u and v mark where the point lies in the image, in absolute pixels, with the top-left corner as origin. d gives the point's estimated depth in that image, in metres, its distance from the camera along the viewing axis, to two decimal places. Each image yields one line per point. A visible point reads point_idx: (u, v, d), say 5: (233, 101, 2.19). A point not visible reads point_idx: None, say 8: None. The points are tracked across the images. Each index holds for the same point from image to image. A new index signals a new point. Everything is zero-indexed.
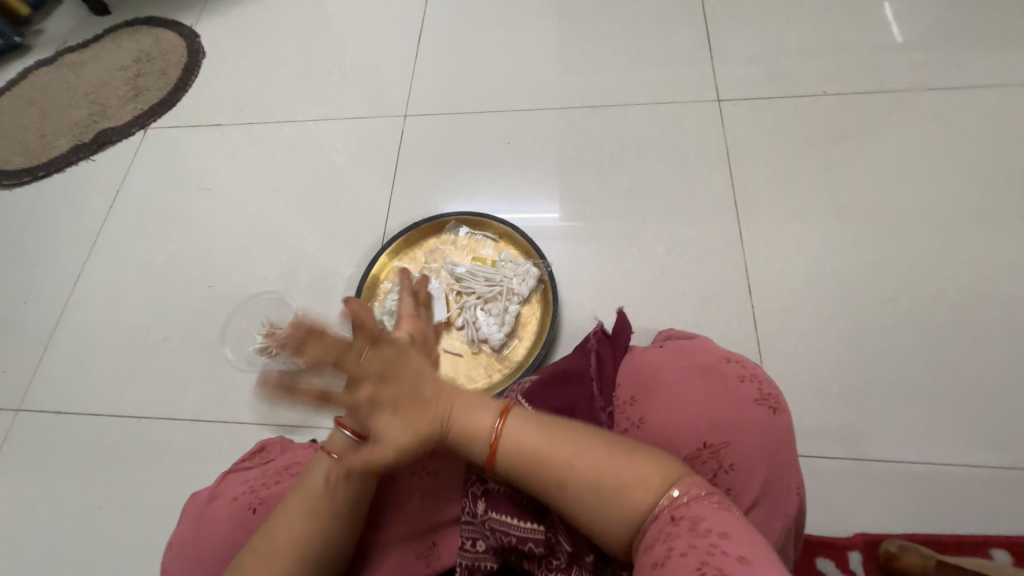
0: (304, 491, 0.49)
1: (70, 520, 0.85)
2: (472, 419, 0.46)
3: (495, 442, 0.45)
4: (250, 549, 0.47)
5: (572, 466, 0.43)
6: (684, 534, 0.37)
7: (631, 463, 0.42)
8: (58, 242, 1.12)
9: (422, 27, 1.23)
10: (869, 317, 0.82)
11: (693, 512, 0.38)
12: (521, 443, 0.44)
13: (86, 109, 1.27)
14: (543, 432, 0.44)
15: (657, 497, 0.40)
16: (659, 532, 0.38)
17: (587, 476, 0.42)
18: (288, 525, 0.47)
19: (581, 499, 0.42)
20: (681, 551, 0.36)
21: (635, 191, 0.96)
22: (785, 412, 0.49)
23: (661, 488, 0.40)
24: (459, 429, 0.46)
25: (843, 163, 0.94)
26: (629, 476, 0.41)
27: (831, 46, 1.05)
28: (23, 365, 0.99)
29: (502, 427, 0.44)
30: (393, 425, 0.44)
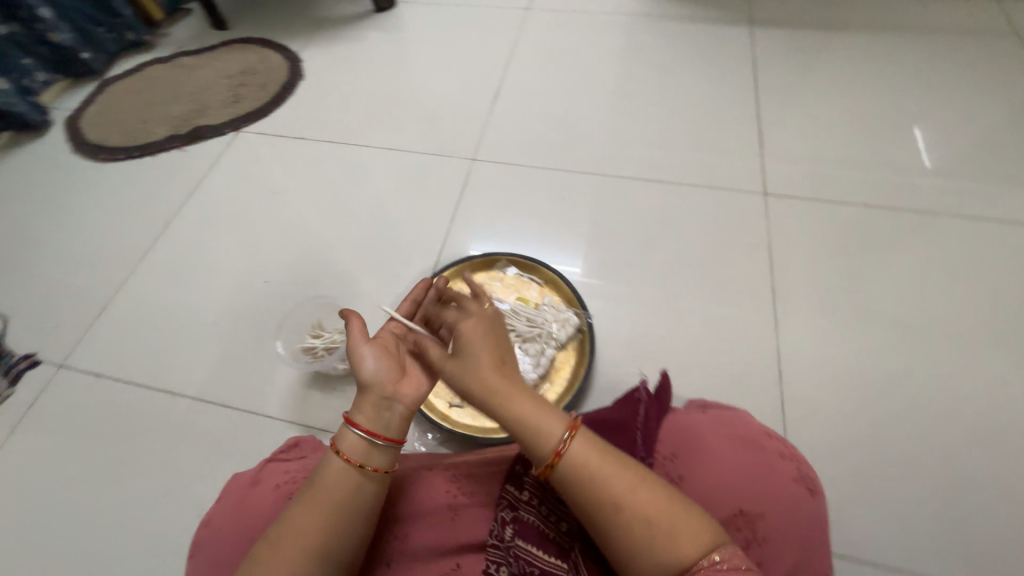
0: (312, 489, 0.52)
1: (87, 481, 0.87)
2: (545, 423, 0.50)
3: (560, 456, 0.49)
4: (260, 544, 0.49)
5: (624, 499, 0.46)
6: None
7: (681, 513, 0.45)
8: (136, 216, 1.22)
9: (500, 85, 1.36)
10: (893, 422, 0.84)
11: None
12: (584, 464, 0.48)
13: (188, 105, 1.41)
14: (603, 458, 0.48)
15: (700, 557, 0.42)
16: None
17: (638, 513, 0.45)
18: (296, 519, 0.49)
19: (625, 536, 0.45)
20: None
21: (677, 262, 1.02)
22: (819, 496, 0.51)
23: (704, 547, 0.43)
24: (525, 416, 0.51)
25: (876, 271, 0.99)
26: (677, 524, 0.44)
27: (873, 163, 1.14)
28: (78, 323, 1.05)
29: (571, 440, 0.49)
30: (379, 368, 0.56)
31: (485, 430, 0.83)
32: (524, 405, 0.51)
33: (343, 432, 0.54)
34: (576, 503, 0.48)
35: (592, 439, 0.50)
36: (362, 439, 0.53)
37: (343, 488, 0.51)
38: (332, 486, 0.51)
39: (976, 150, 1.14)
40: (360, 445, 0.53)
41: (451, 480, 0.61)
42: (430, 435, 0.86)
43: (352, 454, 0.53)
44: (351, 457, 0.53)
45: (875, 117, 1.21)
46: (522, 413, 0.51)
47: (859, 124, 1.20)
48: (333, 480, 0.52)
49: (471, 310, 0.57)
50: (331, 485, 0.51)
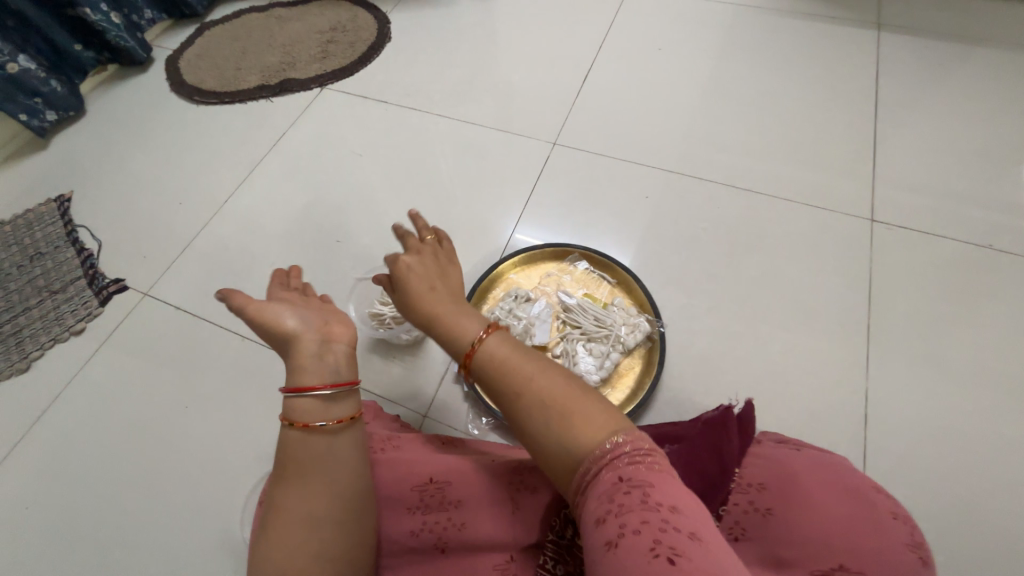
0: (283, 465, 0.51)
1: (161, 407, 0.92)
2: (462, 326, 0.50)
3: (473, 351, 0.48)
4: (259, 529, 0.50)
5: (530, 386, 0.44)
6: (636, 505, 0.36)
7: (581, 398, 0.43)
8: (222, 160, 1.26)
9: (590, 69, 1.30)
10: (990, 494, 0.75)
11: (644, 482, 0.37)
12: (493, 357, 0.47)
13: (279, 57, 1.43)
14: (513, 351, 0.47)
15: (603, 445, 0.40)
16: (610, 503, 0.37)
17: (538, 399, 0.43)
18: (281, 496, 0.50)
19: (529, 423, 0.43)
20: (632, 527, 0.35)
21: (762, 282, 0.95)
22: (938, 571, 0.43)
23: (609, 434, 0.41)
24: (447, 322, 0.51)
25: (994, 323, 0.89)
26: (580, 410, 0.42)
27: (1004, 202, 1.01)
28: (162, 256, 1.10)
29: (484, 338, 0.48)
30: (299, 319, 0.57)
31: None
32: (448, 314, 0.51)
33: (288, 398, 0.52)
34: (493, 397, 0.47)
35: (505, 336, 0.49)
36: (308, 399, 0.52)
37: (307, 451, 0.51)
38: (294, 453, 0.51)
39: None
40: (310, 406, 0.52)
41: (512, 471, 0.61)
42: (484, 419, 0.86)
43: (303, 418, 0.51)
44: (305, 422, 0.51)
45: (1016, 149, 1.07)
46: (444, 316, 0.51)
47: (993, 156, 1.07)
48: (298, 450, 0.51)
49: (410, 249, 0.59)
50: (297, 455, 0.51)
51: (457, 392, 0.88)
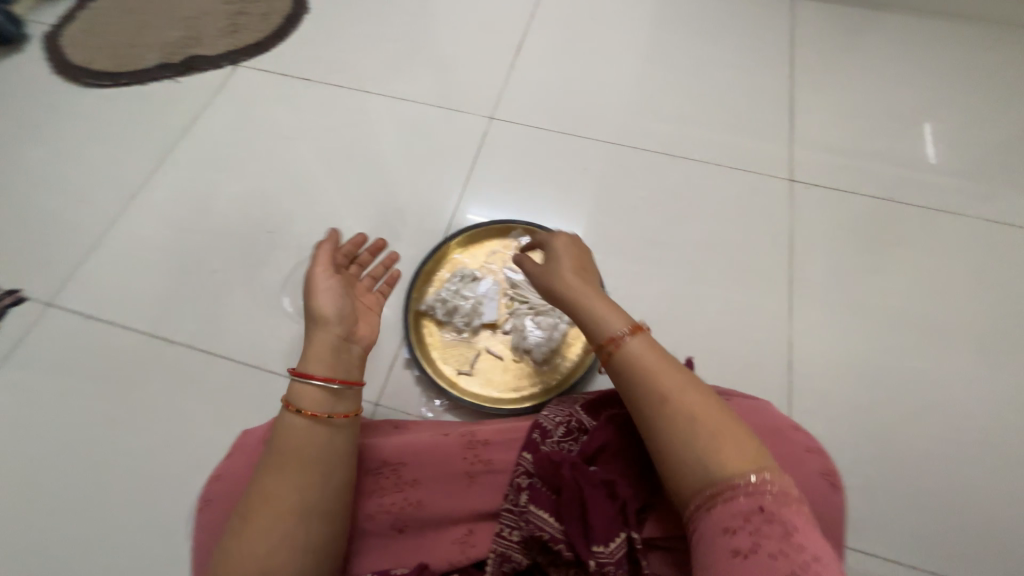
0: (275, 454, 0.53)
1: (82, 425, 0.84)
2: (613, 324, 0.55)
3: (619, 348, 0.53)
4: (235, 517, 0.50)
5: (674, 395, 0.49)
6: (773, 535, 0.40)
7: (727, 422, 0.47)
8: (126, 150, 1.13)
9: (523, 39, 1.27)
10: (894, 419, 0.85)
11: (786, 518, 0.41)
12: (643, 361, 0.52)
13: (182, 31, 1.29)
14: (659, 359, 0.52)
15: (746, 472, 0.44)
16: (748, 525, 0.41)
17: (683, 411, 0.48)
18: (267, 487, 0.51)
19: (671, 428, 0.49)
20: (770, 552, 0.39)
21: (697, 245, 1.00)
22: (842, 492, 0.51)
23: (750, 462, 0.45)
24: (593, 312, 0.57)
25: (896, 269, 0.98)
26: (724, 433, 0.47)
27: (902, 158, 1.11)
28: (65, 260, 0.99)
29: (631, 339, 0.53)
30: (329, 304, 0.60)
31: (493, 400, 0.83)
32: (595, 304, 0.58)
33: (300, 380, 0.55)
34: (625, 392, 0.53)
35: (651, 344, 0.54)
36: (317, 389, 0.55)
37: (304, 442, 0.53)
38: (290, 442, 0.53)
39: (1006, 153, 1.11)
40: (318, 397, 0.55)
41: (466, 446, 0.59)
42: (438, 401, 0.86)
43: (309, 405, 0.54)
44: (312, 410, 0.54)
45: (911, 109, 1.17)
46: (601, 316, 0.56)
47: (893, 115, 1.16)
48: (296, 441, 0.53)
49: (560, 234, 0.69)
50: (292, 444, 0.53)
51: (409, 377, 0.87)
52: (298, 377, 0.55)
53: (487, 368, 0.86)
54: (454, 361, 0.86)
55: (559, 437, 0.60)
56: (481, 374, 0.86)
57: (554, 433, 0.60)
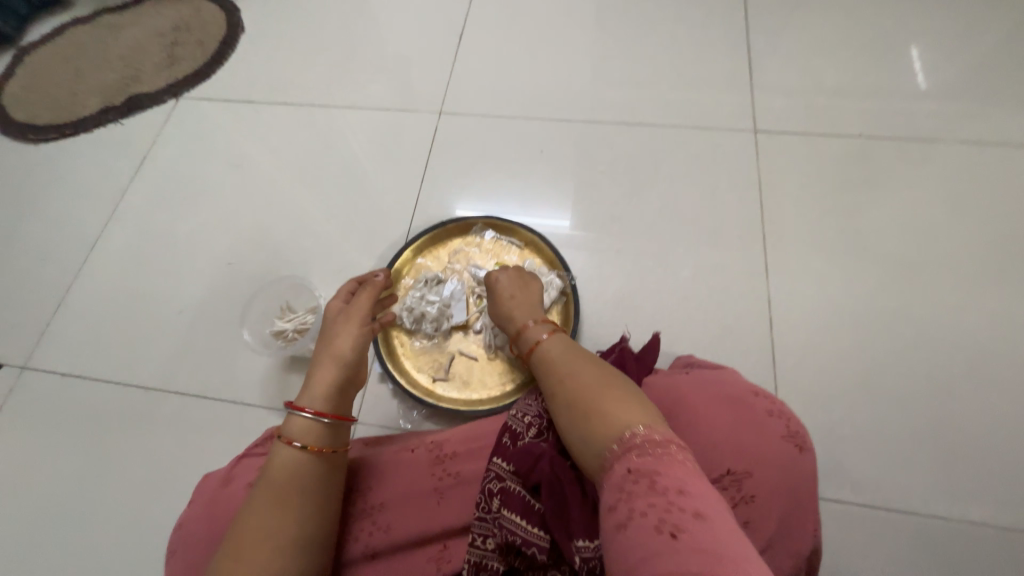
0: (269, 486, 0.51)
1: (68, 483, 0.84)
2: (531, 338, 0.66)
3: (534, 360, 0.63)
4: (221, 554, 0.47)
5: (569, 380, 0.55)
6: (642, 491, 0.39)
7: (613, 393, 0.50)
8: (79, 201, 1.12)
9: (465, 26, 1.23)
10: (885, 364, 0.82)
11: (653, 470, 0.40)
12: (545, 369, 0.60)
13: (119, 71, 1.27)
14: (558, 361, 0.59)
15: (621, 432, 0.45)
16: (621, 491, 0.40)
17: (574, 392, 0.53)
18: (261, 521, 0.48)
19: (568, 421, 0.52)
20: (641, 512, 0.38)
21: (663, 213, 0.97)
22: (809, 453, 0.51)
23: (626, 422, 0.46)
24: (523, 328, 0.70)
25: (874, 208, 0.94)
26: (604, 401, 0.49)
27: (870, 89, 1.05)
28: (34, 321, 0.99)
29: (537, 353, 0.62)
30: (350, 340, 0.62)
31: (472, 402, 0.81)
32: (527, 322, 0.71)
33: (299, 412, 0.55)
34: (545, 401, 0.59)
35: (554, 351, 0.61)
36: (313, 421, 0.55)
37: (302, 475, 0.52)
38: (287, 473, 0.51)
39: (979, 69, 1.06)
40: (314, 429, 0.54)
41: (434, 462, 0.60)
42: (416, 411, 0.85)
43: (306, 439, 0.54)
44: (310, 445, 0.53)
45: (875, 37, 1.11)
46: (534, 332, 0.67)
47: (857, 47, 1.10)
48: (295, 473, 0.51)
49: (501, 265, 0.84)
50: (289, 475, 0.51)
51: (385, 390, 0.86)
52: (297, 408, 0.55)
53: (463, 370, 0.84)
54: (429, 368, 0.84)
55: (531, 438, 0.58)
56: (458, 378, 0.84)
57: (525, 433, 0.59)
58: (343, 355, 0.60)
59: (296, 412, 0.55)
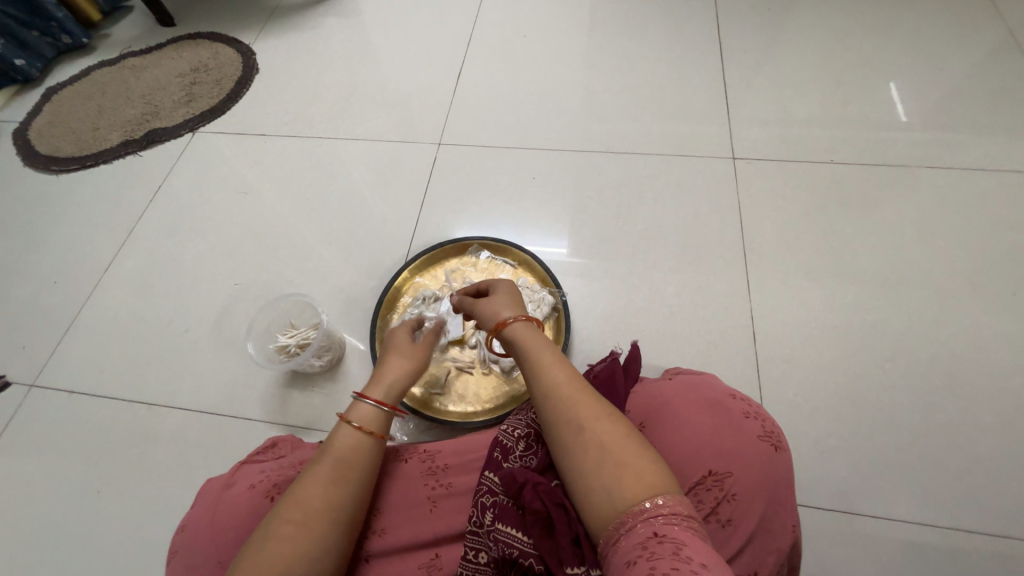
0: (331, 460, 0.53)
1: (69, 499, 0.86)
2: (539, 357, 0.52)
3: (540, 385, 0.51)
4: (283, 522, 0.48)
5: (586, 427, 0.46)
6: (667, 555, 0.36)
7: (640, 454, 0.43)
8: (95, 227, 1.18)
9: (462, 66, 1.33)
10: (866, 375, 0.85)
11: (680, 538, 0.37)
12: (558, 396, 0.49)
13: (140, 108, 1.36)
14: (578, 391, 0.49)
15: (647, 496, 0.40)
16: (643, 549, 0.37)
17: (593, 445, 0.44)
18: (323, 492, 0.50)
19: (582, 465, 0.44)
20: (663, 571, 0.35)
21: (649, 234, 1.02)
22: (785, 451, 0.52)
23: (657, 488, 0.41)
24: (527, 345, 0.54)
25: (847, 227, 1.00)
26: (631, 465, 0.42)
27: (839, 120, 1.13)
28: (45, 341, 1.03)
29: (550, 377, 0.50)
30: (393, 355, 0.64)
31: (466, 415, 0.83)
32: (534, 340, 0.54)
33: (364, 399, 0.58)
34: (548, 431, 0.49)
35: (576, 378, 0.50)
36: (375, 409, 0.57)
37: (362, 454, 0.55)
38: (351, 453, 0.54)
39: (938, 101, 1.14)
40: (375, 415, 0.57)
41: (427, 473, 0.61)
42: (412, 423, 0.87)
43: (367, 423, 0.56)
44: (369, 427, 0.56)
45: (842, 73, 1.20)
46: (534, 356, 0.53)
47: (827, 82, 1.19)
48: (356, 453, 0.54)
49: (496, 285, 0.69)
50: (352, 454, 0.54)
51: None
52: (363, 397, 0.58)
53: (458, 384, 0.87)
54: (426, 383, 0.87)
55: (522, 451, 0.57)
56: (454, 392, 0.86)
57: (516, 449, 0.58)
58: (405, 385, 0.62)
59: (359, 402, 0.58)
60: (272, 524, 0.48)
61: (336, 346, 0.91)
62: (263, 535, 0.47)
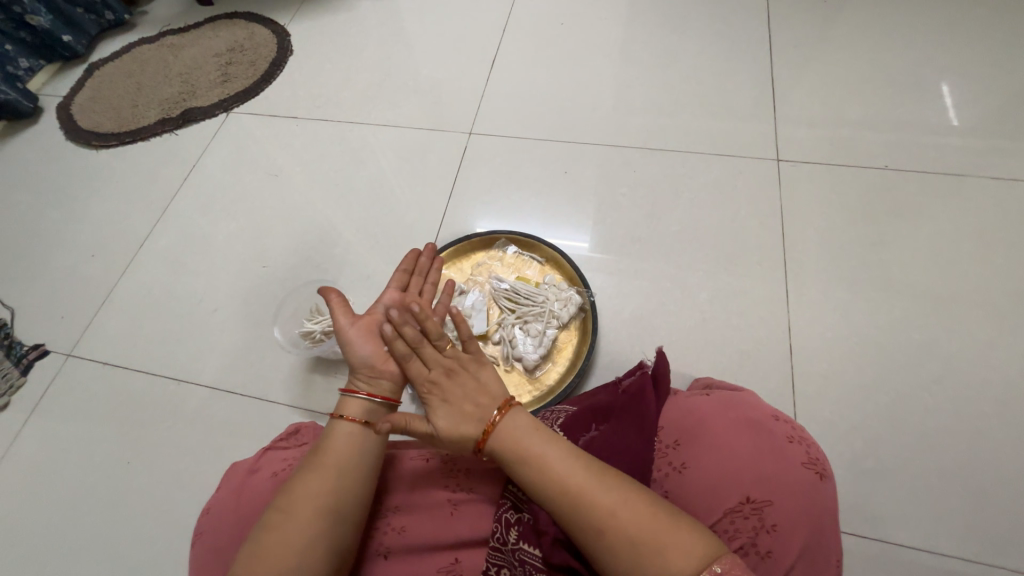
0: (320, 454, 0.53)
1: (100, 467, 0.89)
2: (529, 448, 0.49)
3: (541, 478, 0.48)
4: (271, 510, 0.50)
5: (609, 516, 0.44)
6: None
7: (673, 523, 0.43)
8: (132, 204, 1.20)
9: (496, 53, 1.29)
10: (910, 398, 0.80)
11: None
12: (567, 486, 0.46)
13: (177, 87, 1.37)
14: (584, 474, 0.47)
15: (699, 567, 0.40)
16: None
17: (623, 532, 0.43)
18: (308, 483, 0.51)
19: (615, 550, 0.43)
20: None
21: (683, 236, 0.98)
22: (829, 481, 0.50)
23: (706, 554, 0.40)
24: (513, 447, 0.50)
25: (898, 239, 0.94)
26: (669, 540, 0.42)
27: (895, 122, 1.06)
28: (82, 313, 1.06)
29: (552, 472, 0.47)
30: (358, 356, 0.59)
31: None
32: (518, 439, 0.50)
33: (354, 395, 0.57)
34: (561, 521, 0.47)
35: (577, 460, 0.48)
36: (359, 399, 0.57)
37: (348, 446, 0.54)
38: (344, 450, 0.53)
39: (1008, 106, 1.05)
40: (357, 404, 0.57)
41: (448, 473, 0.60)
42: None
43: (348, 412, 0.56)
44: (352, 416, 0.56)
45: (900, 72, 1.13)
46: (524, 450, 0.49)
47: (883, 81, 1.12)
48: (342, 444, 0.54)
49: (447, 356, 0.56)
50: (342, 450, 0.53)
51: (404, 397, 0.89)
52: (348, 390, 0.58)
53: None
54: None
55: None
56: None
57: None
58: (384, 382, 0.59)
59: (349, 397, 0.57)
60: (265, 513, 0.50)
61: None
62: (257, 521, 0.50)
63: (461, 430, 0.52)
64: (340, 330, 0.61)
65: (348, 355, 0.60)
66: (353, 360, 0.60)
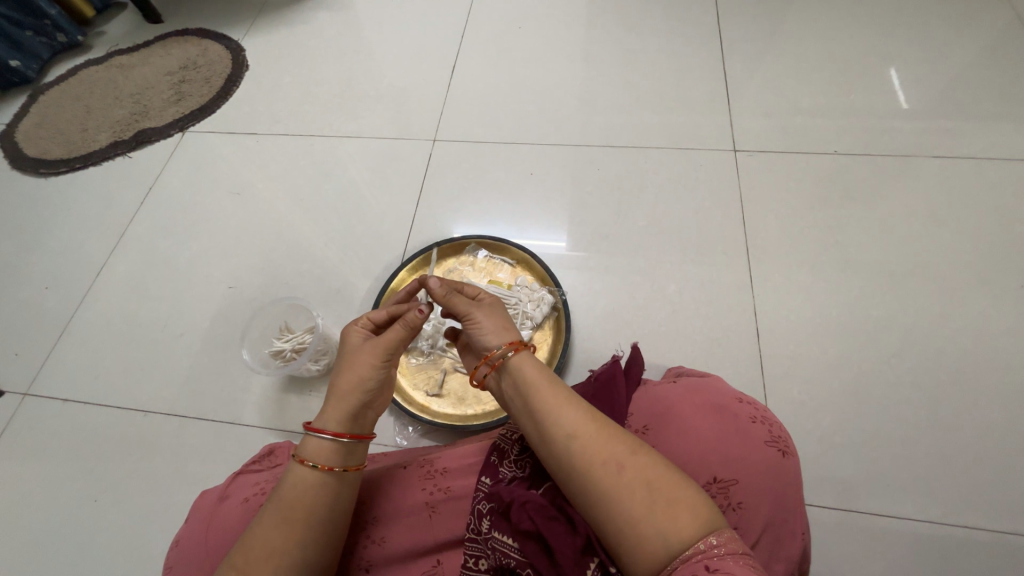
0: (279, 501, 0.51)
1: (66, 509, 0.85)
2: (552, 400, 0.48)
3: (557, 428, 0.46)
4: (228, 563, 0.48)
5: (622, 466, 0.42)
6: None
7: (676, 483, 0.41)
8: (86, 231, 1.16)
9: (457, 60, 1.30)
10: (872, 372, 0.84)
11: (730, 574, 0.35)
12: (581, 439, 0.44)
13: (130, 108, 1.33)
14: (601, 429, 0.45)
15: (698, 534, 0.38)
16: None
17: (634, 483, 0.41)
18: (267, 535, 0.48)
19: (626, 504, 0.40)
20: None
21: (650, 230, 1.00)
22: (793, 457, 0.51)
23: (703, 523, 0.39)
24: (540, 396, 0.49)
25: (851, 220, 0.98)
26: (676, 501, 0.40)
27: (842, 109, 1.11)
28: (38, 348, 1.01)
29: (572, 421, 0.45)
30: (348, 371, 0.58)
31: (464, 417, 0.82)
32: (546, 388, 0.49)
33: (319, 434, 0.54)
34: (573, 474, 0.44)
35: (594, 415, 0.47)
36: (334, 444, 0.53)
37: (312, 492, 0.51)
38: (300, 493, 0.51)
39: (943, 88, 1.11)
40: (334, 451, 0.53)
41: (426, 477, 0.60)
42: (411, 427, 0.86)
43: (324, 461, 0.53)
44: (323, 464, 0.53)
45: (844, 61, 1.18)
46: (542, 399, 0.48)
47: (829, 70, 1.17)
48: (298, 487, 0.51)
49: (470, 316, 0.59)
50: (299, 494, 0.51)
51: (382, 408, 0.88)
52: (318, 431, 0.54)
53: (458, 385, 0.85)
54: (423, 385, 0.86)
55: (518, 455, 0.56)
56: (452, 394, 0.85)
57: (512, 452, 0.57)
58: (370, 413, 0.59)
59: (317, 439, 0.53)
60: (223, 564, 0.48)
61: (332, 350, 0.90)
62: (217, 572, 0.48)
63: (491, 342, 0.56)
64: (347, 347, 0.61)
65: (354, 373, 0.57)
66: (363, 380, 0.57)
